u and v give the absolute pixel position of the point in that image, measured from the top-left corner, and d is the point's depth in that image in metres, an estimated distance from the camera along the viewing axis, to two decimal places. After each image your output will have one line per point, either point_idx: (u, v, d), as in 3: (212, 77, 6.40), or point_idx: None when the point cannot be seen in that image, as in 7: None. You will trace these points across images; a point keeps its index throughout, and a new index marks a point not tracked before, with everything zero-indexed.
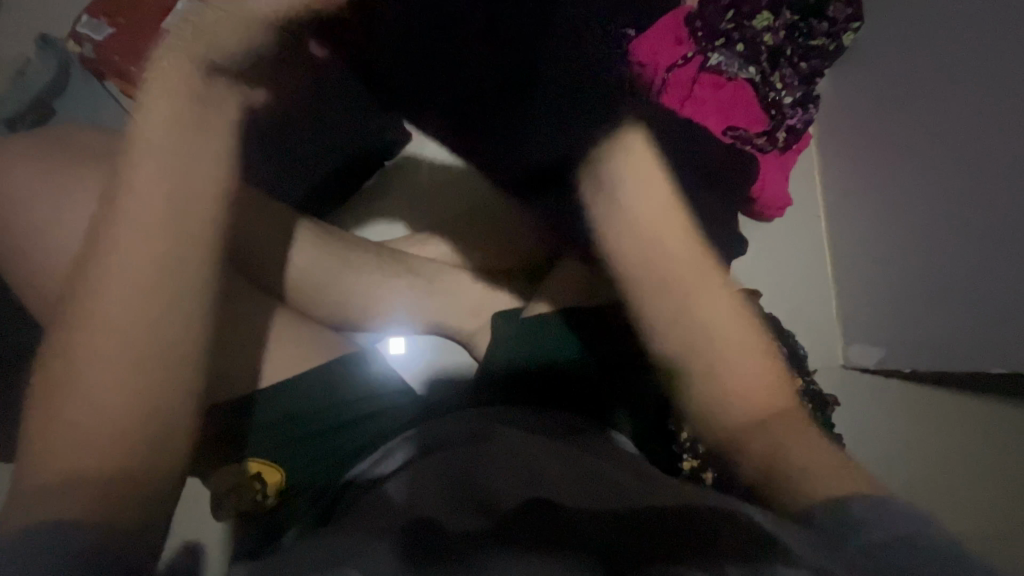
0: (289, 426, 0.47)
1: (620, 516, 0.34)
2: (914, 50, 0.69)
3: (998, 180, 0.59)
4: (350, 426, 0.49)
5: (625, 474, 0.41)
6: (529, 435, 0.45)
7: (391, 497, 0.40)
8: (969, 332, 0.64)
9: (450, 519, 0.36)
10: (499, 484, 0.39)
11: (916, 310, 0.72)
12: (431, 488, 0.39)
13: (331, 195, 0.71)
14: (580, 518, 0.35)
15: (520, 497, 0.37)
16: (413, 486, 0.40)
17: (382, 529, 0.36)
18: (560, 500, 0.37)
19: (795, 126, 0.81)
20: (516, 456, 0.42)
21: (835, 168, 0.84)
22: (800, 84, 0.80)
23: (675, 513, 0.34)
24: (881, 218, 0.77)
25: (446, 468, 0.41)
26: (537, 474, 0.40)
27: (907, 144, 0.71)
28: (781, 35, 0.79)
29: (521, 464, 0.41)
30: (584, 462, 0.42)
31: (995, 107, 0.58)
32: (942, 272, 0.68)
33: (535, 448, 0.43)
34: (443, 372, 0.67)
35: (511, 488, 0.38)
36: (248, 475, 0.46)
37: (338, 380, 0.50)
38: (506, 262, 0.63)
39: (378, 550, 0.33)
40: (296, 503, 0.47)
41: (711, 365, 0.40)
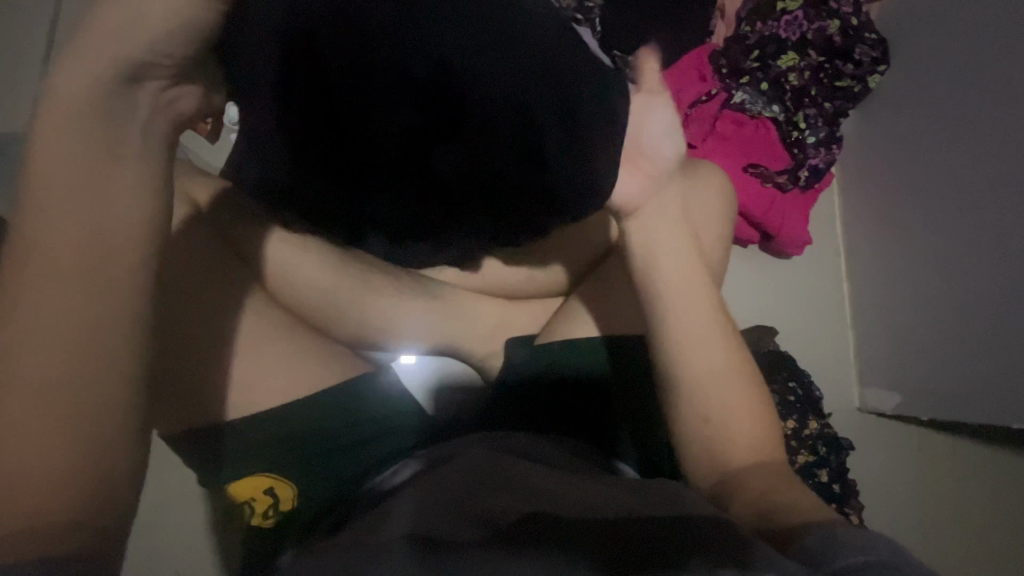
0: (304, 442, 0.48)
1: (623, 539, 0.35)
2: (942, 91, 0.70)
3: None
4: (364, 444, 0.50)
5: (628, 499, 0.41)
6: (533, 462, 0.46)
7: (396, 514, 0.40)
8: (987, 377, 0.64)
9: (456, 536, 0.36)
10: (504, 504, 0.39)
11: (932, 353, 0.71)
12: (433, 502, 0.40)
13: None
14: (584, 536, 0.36)
15: (523, 515, 0.38)
16: (420, 499, 0.41)
17: (390, 544, 0.36)
18: (560, 515, 0.38)
19: (817, 166, 0.79)
20: (523, 478, 0.43)
21: (854, 206, 0.84)
22: (824, 124, 0.79)
23: (662, 525, 0.36)
24: (901, 259, 0.76)
25: (452, 488, 0.42)
26: (542, 495, 0.41)
27: (925, 187, 0.72)
28: (806, 75, 0.79)
29: (526, 486, 0.42)
30: (587, 486, 0.43)
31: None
32: (960, 313, 0.67)
33: (538, 473, 0.44)
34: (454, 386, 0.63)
35: (513, 502, 0.39)
36: (260, 489, 0.47)
37: (355, 400, 0.51)
38: (524, 291, 0.62)
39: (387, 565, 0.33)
40: (304, 519, 0.48)
41: None
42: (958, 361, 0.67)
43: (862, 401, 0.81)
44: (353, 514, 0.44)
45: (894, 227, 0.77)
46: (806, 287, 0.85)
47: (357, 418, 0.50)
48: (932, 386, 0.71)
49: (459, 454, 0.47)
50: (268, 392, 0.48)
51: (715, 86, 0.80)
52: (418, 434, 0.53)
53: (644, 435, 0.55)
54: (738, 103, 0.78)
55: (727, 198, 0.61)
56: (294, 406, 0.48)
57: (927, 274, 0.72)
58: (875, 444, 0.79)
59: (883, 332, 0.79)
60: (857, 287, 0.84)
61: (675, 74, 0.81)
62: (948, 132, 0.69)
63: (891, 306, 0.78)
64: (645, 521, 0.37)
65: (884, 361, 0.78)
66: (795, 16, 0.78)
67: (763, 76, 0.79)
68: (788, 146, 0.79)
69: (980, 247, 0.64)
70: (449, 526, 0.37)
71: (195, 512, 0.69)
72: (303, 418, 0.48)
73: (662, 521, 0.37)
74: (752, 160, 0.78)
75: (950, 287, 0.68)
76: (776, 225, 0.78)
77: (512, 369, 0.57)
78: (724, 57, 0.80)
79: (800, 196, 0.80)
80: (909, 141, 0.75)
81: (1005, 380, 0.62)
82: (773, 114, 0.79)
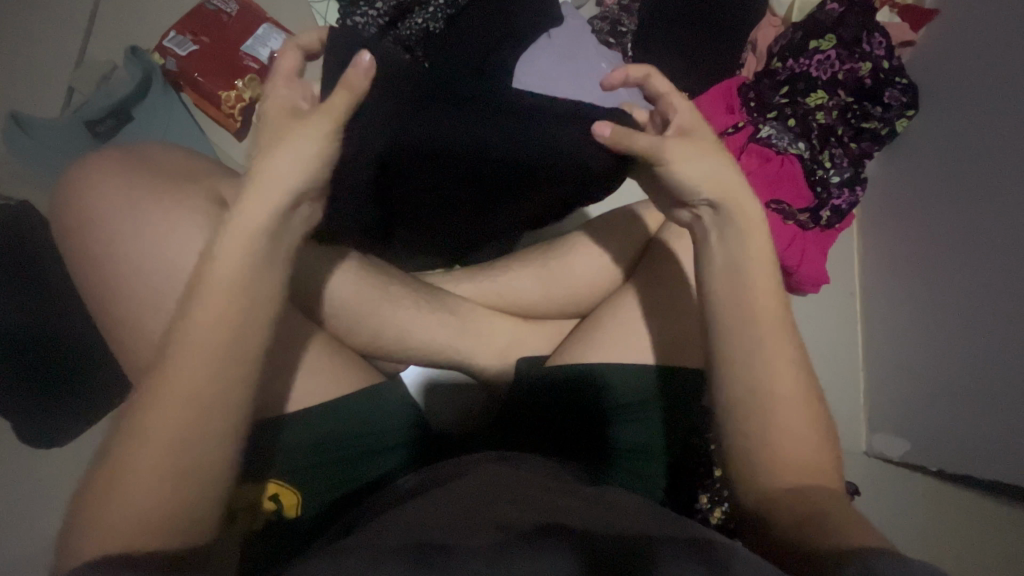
0: (313, 451, 0.48)
1: (634, 541, 0.37)
2: (962, 141, 0.71)
3: None
4: (374, 456, 0.50)
5: (646, 517, 0.42)
6: (540, 480, 0.46)
7: (385, 524, 0.40)
8: (990, 433, 0.63)
9: (460, 539, 0.36)
10: (510, 513, 0.40)
11: (943, 404, 0.70)
12: (438, 513, 0.40)
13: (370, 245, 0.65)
14: (602, 537, 0.37)
15: (534, 521, 0.39)
16: (428, 509, 0.41)
17: (384, 545, 0.36)
18: (573, 525, 0.38)
19: (840, 207, 0.79)
20: (527, 492, 0.43)
21: (878, 248, 0.83)
22: (848, 165, 0.79)
23: (667, 541, 0.37)
24: (913, 301, 0.76)
25: (446, 504, 0.42)
26: (552, 506, 0.41)
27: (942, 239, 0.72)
28: (833, 115, 0.79)
29: (534, 501, 0.42)
30: (601, 504, 0.43)
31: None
32: (968, 366, 0.66)
33: (546, 489, 0.44)
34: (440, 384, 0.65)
35: (522, 513, 0.40)
36: (265, 495, 0.46)
37: (371, 410, 0.50)
38: (545, 312, 0.63)
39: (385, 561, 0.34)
40: (306, 528, 0.47)
41: (774, 460, 0.42)
42: (969, 414, 0.66)
43: (869, 445, 0.81)
44: (360, 520, 0.43)
45: (916, 273, 0.76)
46: (819, 328, 0.84)
47: (368, 430, 0.50)
48: (940, 434, 0.70)
49: (456, 469, 0.48)
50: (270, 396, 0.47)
51: (743, 119, 0.80)
52: (416, 443, 0.53)
53: (649, 462, 0.55)
54: (765, 137, 0.78)
55: None
56: (309, 412, 0.47)
57: (944, 325, 0.71)
58: (882, 488, 0.78)
59: (892, 377, 0.79)
60: (871, 331, 0.83)
61: (702, 104, 0.81)
62: (966, 180, 0.69)
63: (906, 349, 0.77)
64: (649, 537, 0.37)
65: (893, 407, 0.78)
66: (828, 56, 0.78)
67: (791, 113, 0.78)
68: (812, 184, 0.78)
69: (992, 293, 0.64)
70: (450, 530, 0.38)
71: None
72: (306, 425, 0.47)
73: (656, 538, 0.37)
74: (775, 196, 0.78)
75: (958, 336, 0.68)
76: (790, 262, 0.77)
77: (525, 387, 0.57)
78: (753, 91, 0.80)
79: (819, 234, 0.80)
80: (928, 190, 0.75)
81: (1004, 434, 0.61)
82: (798, 151, 0.78)
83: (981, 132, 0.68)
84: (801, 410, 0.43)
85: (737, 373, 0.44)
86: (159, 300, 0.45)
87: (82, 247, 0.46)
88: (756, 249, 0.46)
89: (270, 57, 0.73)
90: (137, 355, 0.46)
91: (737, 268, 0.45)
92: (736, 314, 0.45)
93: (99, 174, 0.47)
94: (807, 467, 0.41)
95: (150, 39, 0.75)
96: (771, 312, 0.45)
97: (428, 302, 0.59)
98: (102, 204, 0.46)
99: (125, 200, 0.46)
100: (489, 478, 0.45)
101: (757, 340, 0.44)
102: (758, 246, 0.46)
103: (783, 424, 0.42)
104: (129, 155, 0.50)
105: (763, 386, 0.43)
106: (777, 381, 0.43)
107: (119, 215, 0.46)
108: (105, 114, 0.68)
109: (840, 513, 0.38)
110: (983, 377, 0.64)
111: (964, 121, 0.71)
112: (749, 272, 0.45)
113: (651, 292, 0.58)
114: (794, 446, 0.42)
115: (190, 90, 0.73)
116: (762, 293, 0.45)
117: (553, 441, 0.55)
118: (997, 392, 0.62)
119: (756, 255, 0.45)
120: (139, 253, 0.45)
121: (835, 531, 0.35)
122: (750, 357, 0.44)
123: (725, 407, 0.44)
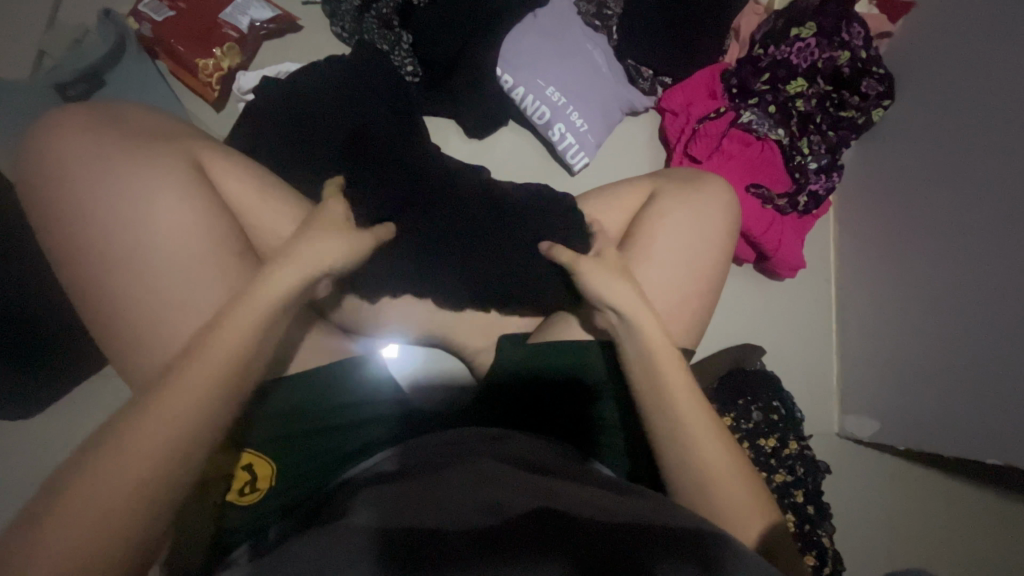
0: (290, 419, 0.49)
1: (605, 527, 0.36)
2: (955, 118, 0.68)
3: (1016, 260, 0.58)
4: (342, 429, 0.51)
5: (620, 496, 0.42)
6: (525, 469, 0.44)
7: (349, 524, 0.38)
8: (973, 422, 0.63)
9: (436, 528, 0.36)
10: (467, 502, 0.39)
11: (924, 391, 0.70)
12: (405, 500, 0.40)
13: (303, 159, 0.64)
14: (580, 519, 0.37)
15: (527, 505, 0.39)
16: (398, 492, 0.41)
17: (346, 545, 0.35)
18: (549, 505, 0.39)
19: (817, 193, 0.80)
20: (480, 478, 0.42)
21: (849, 234, 0.86)
22: (825, 153, 0.80)
23: (647, 530, 0.37)
24: (886, 290, 0.78)
25: (398, 498, 0.40)
26: (511, 485, 0.41)
27: (926, 226, 0.71)
28: (812, 102, 0.80)
29: (490, 486, 0.41)
30: (565, 489, 0.42)
31: (1012, 193, 0.59)
32: (971, 343, 0.63)
33: (508, 470, 0.44)
34: (431, 382, 0.70)
35: (514, 494, 0.40)
36: (239, 465, 0.48)
37: (341, 383, 0.52)
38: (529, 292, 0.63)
39: (357, 553, 0.34)
40: (278, 499, 0.49)
41: (670, 398, 0.50)
42: (937, 397, 0.68)
43: (841, 427, 0.83)
44: (320, 515, 0.43)
45: (890, 259, 0.77)
46: (794, 312, 0.86)
47: (336, 402, 0.51)
48: (906, 416, 0.73)
49: (424, 457, 0.47)
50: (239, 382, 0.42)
51: (725, 104, 0.81)
52: (386, 426, 0.54)
53: (628, 440, 0.55)
54: (745, 122, 0.79)
55: (733, 211, 0.62)
56: (278, 395, 0.49)
57: (940, 306, 0.68)
58: (854, 469, 0.81)
59: (865, 363, 0.81)
60: (844, 316, 0.85)
61: (686, 89, 0.81)
62: (960, 160, 0.67)
63: (875, 334, 0.79)
64: (629, 524, 0.37)
65: (864, 391, 0.80)
66: (808, 44, 0.79)
67: (772, 99, 0.79)
68: (790, 169, 0.80)
69: (987, 275, 0.62)
70: (430, 516, 0.38)
71: (65, 439, 0.68)
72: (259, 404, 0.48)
73: (648, 538, 0.36)
74: (756, 180, 0.79)
75: (962, 293, 0.65)
76: (768, 246, 0.79)
77: (505, 363, 0.56)
78: (735, 78, 0.81)
79: (797, 219, 0.81)
80: (920, 173, 0.73)
81: (979, 426, 0.62)
82: (778, 137, 0.79)
83: (974, 119, 0.65)
84: (687, 381, 0.51)
85: (632, 347, 0.52)
86: (122, 267, 0.44)
87: (46, 203, 0.45)
88: (707, 258, 0.59)
89: (251, 26, 0.72)
90: (106, 318, 0.44)
91: (683, 288, 0.58)
92: (678, 311, 0.58)
93: (65, 133, 0.46)
94: (720, 449, 0.48)
95: (125, 3, 0.73)
96: (691, 292, 0.59)
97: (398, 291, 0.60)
98: (67, 165, 0.45)
99: (91, 159, 0.45)
100: (442, 467, 0.45)
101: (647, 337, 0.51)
102: (709, 252, 0.59)
103: (680, 391, 0.50)
104: (102, 113, 0.48)
105: (646, 347, 0.51)
106: (655, 352, 0.51)
107: (82, 176, 0.44)
108: (76, 77, 0.65)
109: (722, 475, 0.47)
110: (968, 363, 0.64)
111: (958, 109, 0.68)
112: (678, 287, 0.58)
113: (636, 270, 0.58)
114: (700, 430, 0.49)
115: (166, 57, 0.71)
116: (686, 289, 0.58)
117: (518, 417, 0.55)
118: (978, 385, 0.62)
119: (671, 272, 0.58)
120: (97, 215, 0.44)
121: (718, 497, 0.47)
122: (638, 333, 0.52)
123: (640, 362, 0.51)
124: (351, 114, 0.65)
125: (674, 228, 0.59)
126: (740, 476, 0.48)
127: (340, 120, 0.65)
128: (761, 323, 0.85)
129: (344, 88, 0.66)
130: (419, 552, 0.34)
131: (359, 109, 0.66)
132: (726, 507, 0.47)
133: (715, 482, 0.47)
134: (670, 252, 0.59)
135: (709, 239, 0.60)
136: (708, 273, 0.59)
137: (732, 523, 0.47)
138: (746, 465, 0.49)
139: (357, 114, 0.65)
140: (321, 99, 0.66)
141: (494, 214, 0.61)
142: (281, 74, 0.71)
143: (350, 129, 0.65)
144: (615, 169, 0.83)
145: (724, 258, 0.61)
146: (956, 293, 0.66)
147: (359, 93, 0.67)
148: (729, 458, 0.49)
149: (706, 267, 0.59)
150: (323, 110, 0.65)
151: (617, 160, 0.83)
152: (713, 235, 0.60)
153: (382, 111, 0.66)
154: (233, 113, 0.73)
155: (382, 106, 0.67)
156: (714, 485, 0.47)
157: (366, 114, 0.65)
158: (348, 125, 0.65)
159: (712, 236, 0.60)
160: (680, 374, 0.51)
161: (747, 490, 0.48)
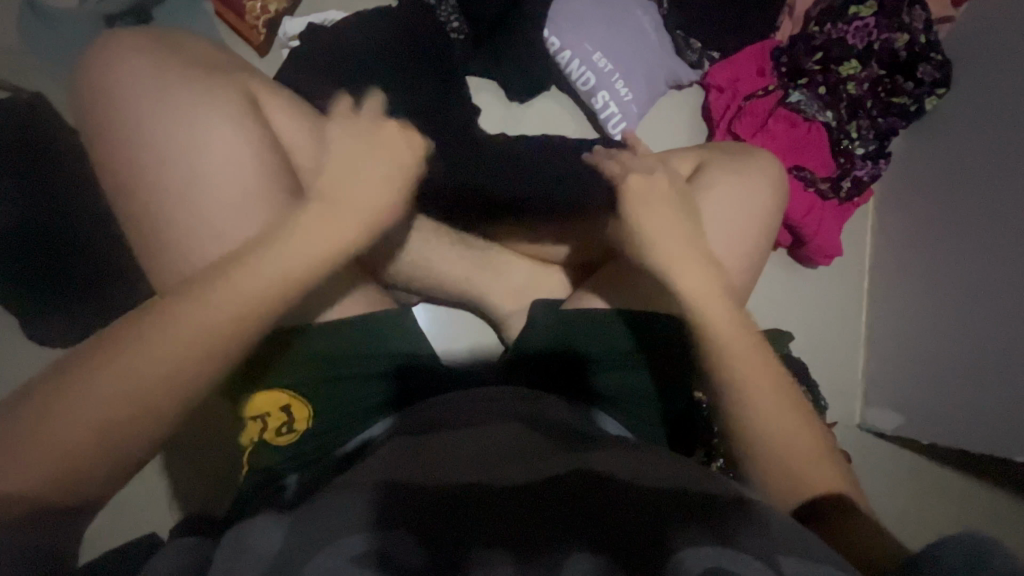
0: (322, 366, 0.50)
1: (637, 500, 0.35)
2: (1010, 108, 0.65)
3: None
4: (370, 381, 0.52)
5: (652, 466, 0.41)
6: (553, 437, 0.44)
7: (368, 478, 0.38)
8: (1000, 419, 0.62)
9: (458, 490, 0.36)
10: (491, 466, 0.39)
11: (951, 386, 0.69)
12: (426, 459, 0.40)
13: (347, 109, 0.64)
14: (612, 490, 0.36)
15: (554, 470, 0.38)
16: (422, 452, 0.41)
17: (367, 499, 0.35)
18: (579, 472, 0.38)
19: (862, 179, 0.79)
20: (505, 444, 0.42)
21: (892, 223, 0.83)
22: (873, 138, 0.78)
23: (676, 500, 0.36)
24: (922, 282, 0.76)
25: (423, 456, 0.41)
26: (534, 453, 0.41)
27: (971, 218, 0.69)
28: (864, 86, 0.77)
29: (517, 453, 0.41)
30: (595, 457, 0.41)
31: None
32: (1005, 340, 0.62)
33: (536, 436, 0.43)
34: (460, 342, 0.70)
35: (541, 461, 0.39)
36: (277, 405, 0.49)
37: (377, 334, 0.53)
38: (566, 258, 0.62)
39: (373, 510, 0.34)
40: (313, 442, 0.50)
41: (720, 331, 0.49)
42: (965, 392, 0.67)
43: (863, 418, 0.83)
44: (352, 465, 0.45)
45: (930, 251, 0.75)
46: (824, 300, 0.85)
47: (370, 354, 0.52)
48: (931, 409, 0.72)
49: (448, 415, 0.47)
50: (262, 308, 0.41)
51: (773, 83, 0.79)
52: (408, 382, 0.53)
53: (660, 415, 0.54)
54: (794, 103, 0.77)
55: (780, 187, 0.61)
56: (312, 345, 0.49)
57: (976, 301, 0.67)
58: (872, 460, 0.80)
59: (893, 355, 0.80)
60: (876, 307, 0.84)
61: (735, 63, 0.79)
62: (1013, 153, 0.64)
63: (905, 327, 0.78)
64: (656, 495, 0.36)
65: (890, 383, 0.80)
66: (865, 23, 0.77)
67: (822, 80, 0.77)
68: (836, 154, 0.78)
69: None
70: (454, 477, 0.38)
71: None
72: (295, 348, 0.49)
73: (682, 513, 0.35)
74: (799, 162, 0.77)
75: (1002, 291, 0.63)
76: (805, 231, 0.78)
77: (535, 331, 0.56)
78: (786, 55, 0.78)
79: (838, 206, 0.79)
80: (971, 165, 0.70)
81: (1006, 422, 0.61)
82: (826, 119, 0.77)
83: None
84: (734, 316, 0.50)
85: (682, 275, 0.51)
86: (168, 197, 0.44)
87: (97, 126, 0.45)
88: (759, 218, 0.59)
89: None
90: (151, 246, 0.45)
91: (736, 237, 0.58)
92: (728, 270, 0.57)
93: (117, 56, 0.46)
94: (774, 393, 0.47)
95: None
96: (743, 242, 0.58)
97: (430, 247, 0.60)
98: (118, 88, 0.45)
99: (143, 85, 0.45)
100: (465, 428, 0.45)
101: (694, 265, 0.51)
102: (761, 204, 0.59)
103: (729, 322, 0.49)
104: (155, 41, 0.48)
105: (696, 279, 0.51)
106: (705, 282, 0.50)
107: (134, 101, 0.44)
108: (124, 10, 0.66)
109: (778, 437, 0.46)
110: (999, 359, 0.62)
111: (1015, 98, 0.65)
112: (730, 236, 0.57)
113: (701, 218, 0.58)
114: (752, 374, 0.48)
115: None
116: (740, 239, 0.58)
117: (553, 384, 0.54)
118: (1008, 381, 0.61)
119: (725, 220, 0.58)
120: (146, 141, 0.44)
121: (773, 452, 0.46)
122: (684, 262, 0.51)
123: (695, 286, 0.50)
124: (398, 68, 0.65)
125: (723, 199, 0.58)
126: (797, 434, 0.46)
127: (386, 73, 0.65)
128: (790, 309, 0.84)
129: (392, 40, 0.66)
130: (431, 513, 0.34)
131: (406, 64, 0.65)
132: (782, 476, 0.45)
133: (771, 442, 0.46)
134: (715, 225, 0.58)
135: (758, 191, 0.59)
136: (757, 246, 0.59)
137: (786, 487, 0.45)
138: (805, 421, 0.47)
139: (402, 68, 0.65)
140: (367, 50, 0.65)
141: (543, 183, 0.64)
142: (326, 22, 0.70)
143: (395, 82, 0.64)
144: (656, 143, 0.81)
145: (774, 216, 0.60)
146: (996, 291, 0.64)
147: (406, 47, 0.66)
148: (784, 413, 0.47)
149: (758, 219, 0.59)
150: (369, 61, 0.65)
151: (659, 133, 0.81)
152: (760, 211, 0.58)
153: (428, 67, 0.66)
154: (277, 60, 0.73)
155: (428, 61, 0.66)
156: (769, 443, 0.46)
157: (413, 70, 0.65)
158: (394, 79, 0.64)
159: (758, 211, 0.58)
160: (728, 308, 0.50)
161: (805, 453, 0.46)
